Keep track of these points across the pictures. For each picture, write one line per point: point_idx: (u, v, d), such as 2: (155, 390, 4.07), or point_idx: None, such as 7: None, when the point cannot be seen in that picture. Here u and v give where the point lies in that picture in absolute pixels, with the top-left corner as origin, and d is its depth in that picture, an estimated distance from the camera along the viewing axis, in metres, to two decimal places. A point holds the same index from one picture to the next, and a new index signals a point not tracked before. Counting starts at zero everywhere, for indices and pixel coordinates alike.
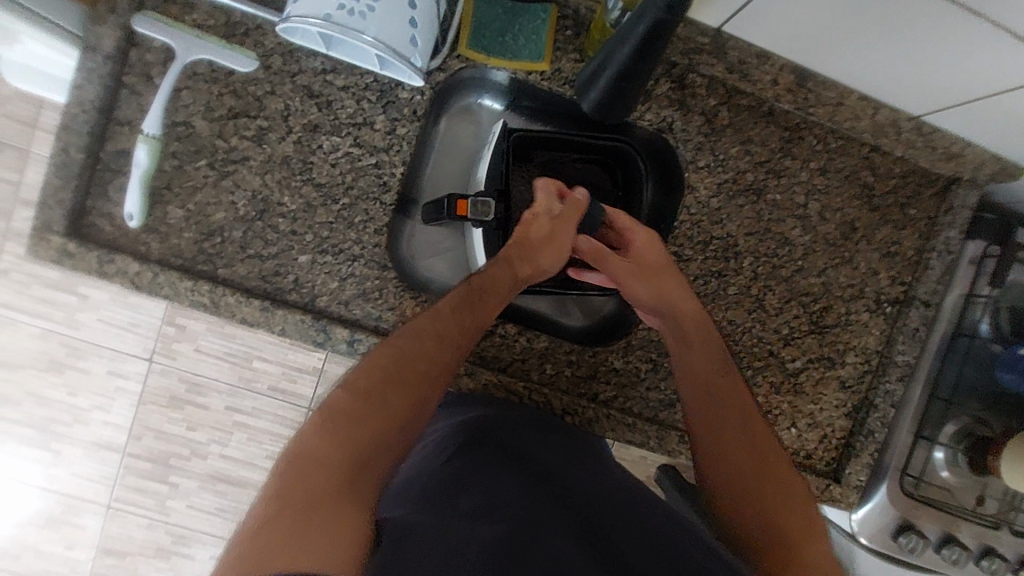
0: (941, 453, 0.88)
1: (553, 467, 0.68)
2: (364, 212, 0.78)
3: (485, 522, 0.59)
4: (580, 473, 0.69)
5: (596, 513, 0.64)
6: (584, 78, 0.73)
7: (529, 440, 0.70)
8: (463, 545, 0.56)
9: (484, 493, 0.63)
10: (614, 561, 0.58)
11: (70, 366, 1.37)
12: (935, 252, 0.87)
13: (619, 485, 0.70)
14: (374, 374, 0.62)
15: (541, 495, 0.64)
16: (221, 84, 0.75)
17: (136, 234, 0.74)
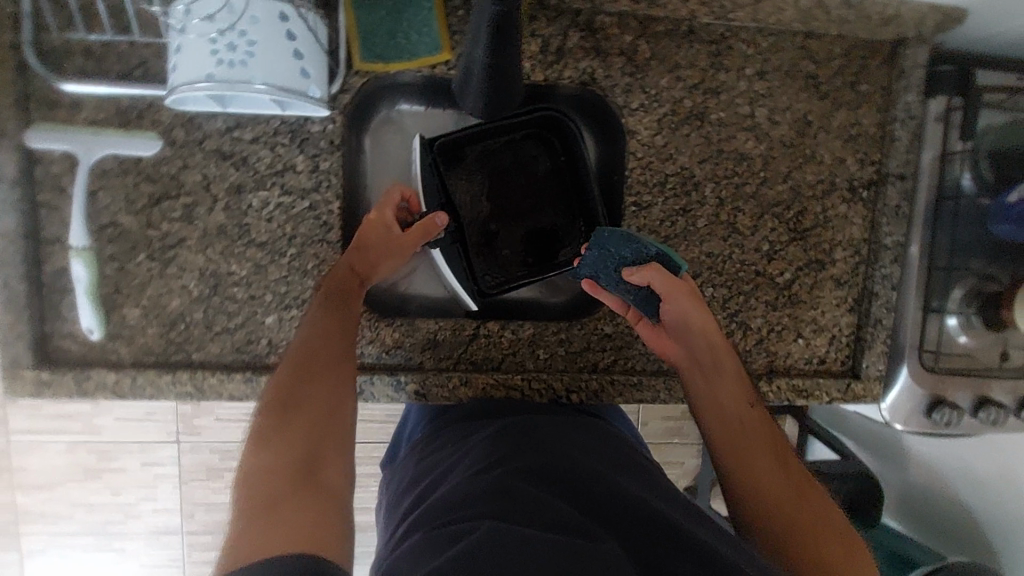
0: (954, 320, 0.85)
1: (597, 467, 0.60)
2: (314, 256, 0.76)
3: (533, 513, 0.51)
4: (626, 475, 0.60)
5: (644, 504, 0.55)
6: (460, 75, 0.67)
7: (566, 446, 0.63)
8: (511, 533, 0.48)
9: (526, 487, 0.55)
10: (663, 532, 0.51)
11: (106, 469, 1.40)
12: (897, 123, 0.82)
13: (665, 489, 0.61)
14: (304, 361, 0.62)
15: (585, 490, 0.56)
16: (133, 173, 0.73)
17: (102, 345, 0.74)
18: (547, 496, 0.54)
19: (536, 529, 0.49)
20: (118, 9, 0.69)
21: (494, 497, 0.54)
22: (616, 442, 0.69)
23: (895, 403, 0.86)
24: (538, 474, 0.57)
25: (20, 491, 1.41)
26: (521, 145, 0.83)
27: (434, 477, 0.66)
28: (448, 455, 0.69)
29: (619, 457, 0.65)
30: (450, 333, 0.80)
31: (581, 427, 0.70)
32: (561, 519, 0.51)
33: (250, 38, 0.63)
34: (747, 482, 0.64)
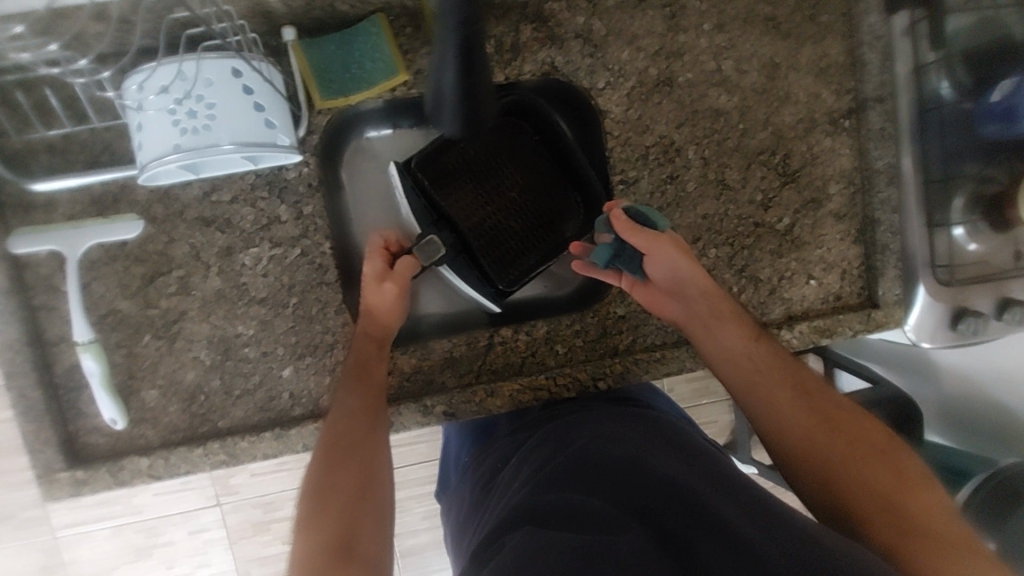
0: (960, 230, 0.84)
1: (627, 456, 0.58)
2: (317, 300, 0.76)
3: (568, 516, 0.50)
4: (661, 459, 0.57)
5: (678, 492, 0.52)
6: (427, 105, 0.59)
7: (597, 442, 0.61)
8: (552, 539, 0.47)
9: (561, 493, 0.54)
10: (702, 515, 0.49)
11: (156, 545, 1.42)
12: (864, 47, 0.81)
13: (707, 468, 0.58)
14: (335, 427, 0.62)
15: (615, 485, 0.54)
16: (122, 257, 0.72)
17: (128, 432, 0.74)
18: (585, 497, 0.52)
19: (568, 532, 0.48)
20: (73, 99, 0.69)
21: (536, 506, 0.53)
22: (658, 428, 0.66)
23: (917, 323, 0.85)
24: (572, 477, 0.56)
25: None
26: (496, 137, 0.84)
27: (489, 500, 0.65)
28: (500, 480, 0.67)
29: (664, 443, 0.62)
30: (466, 348, 0.79)
31: (619, 419, 0.68)
32: (594, 518, 0.49)
33: (209, 101, 0.62)
34: (782, 436, 0.64)
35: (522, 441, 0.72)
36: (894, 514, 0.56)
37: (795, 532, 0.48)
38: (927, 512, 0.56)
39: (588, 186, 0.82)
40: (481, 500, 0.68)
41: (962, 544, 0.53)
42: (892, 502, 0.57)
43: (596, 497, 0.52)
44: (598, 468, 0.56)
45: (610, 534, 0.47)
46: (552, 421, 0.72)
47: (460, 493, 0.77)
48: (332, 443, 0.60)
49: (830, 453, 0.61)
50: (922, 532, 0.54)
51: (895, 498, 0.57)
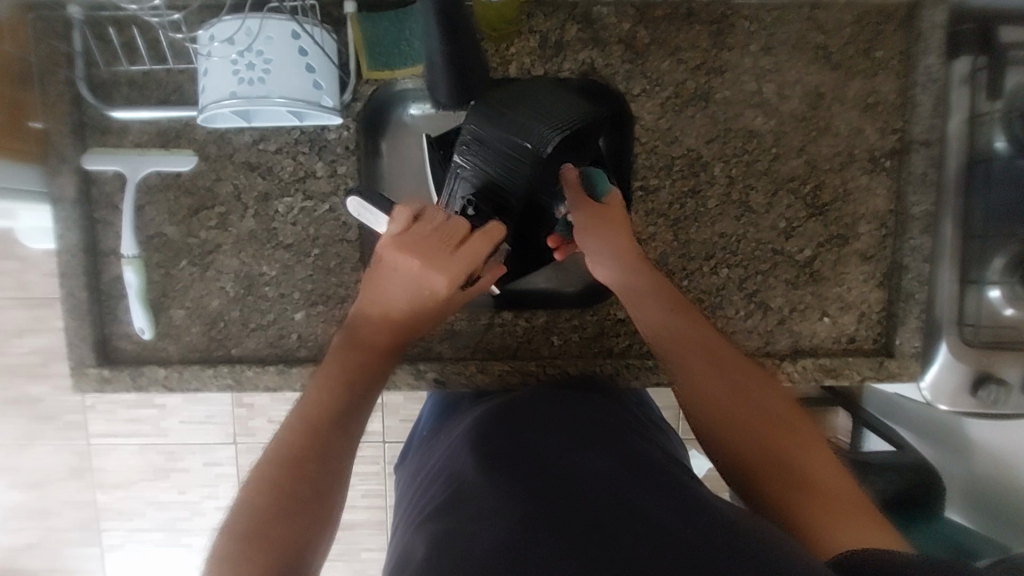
0: (996, 292, 0.81)
1: (554, 447, 0.61)
2: (337, 254, 0.81)
3: (490, 510, 0.53)
4: (587, 449, 0.61)
5: (602, 482, 0.56)
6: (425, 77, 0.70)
7: (529, 428, 0.65)
8: (467, 539, 0.51)
9: (487, 482, 0.57)
10: (628, 504, 0.53)
11: (172, 469, 1.54)
12: (917, 88, 0.78)
13: (636, 459, 0.61)
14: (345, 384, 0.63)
15: (540, 473, 0.57)
16: (174, 187, 0.80)
17: (153, 345, 0.81)
18: (510, 485, 0.56)
19: (486, 526, 0.51)
20: (155, 42, 0.77)
21: (459, 501, 0.56)
22: (596, 414, 0.70)
23: (935, 379, 0.82)
24: (501, 463, 0.59)
25: (101, 490, 1.57)
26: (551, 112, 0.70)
27: (434, 465, 0.69)
28: (437, 448, 0.73)
29: (602, 431, 0.66)
30: (466, 323, 0.83)
31: (554, 400, 0.71)
32: (512, 509, 0.53)
33: (267, 56, 0.69)
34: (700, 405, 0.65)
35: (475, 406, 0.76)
36: (794, 478, 0.58)
37: (715, 521, 0.52)
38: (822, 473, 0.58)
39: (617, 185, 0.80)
40: (423, 465, 0.74)
41: (849, 507, 0.55)
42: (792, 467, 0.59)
43: (516, 483, 0.56)
44: (527, 455, 0.60)
45: (528, 528, 0.50)
46: (500, 395, 0.76)
47: (410, 461, 0.81)
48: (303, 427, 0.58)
49: (742, 424, 0.62)
50: (813, 493, 0.57)
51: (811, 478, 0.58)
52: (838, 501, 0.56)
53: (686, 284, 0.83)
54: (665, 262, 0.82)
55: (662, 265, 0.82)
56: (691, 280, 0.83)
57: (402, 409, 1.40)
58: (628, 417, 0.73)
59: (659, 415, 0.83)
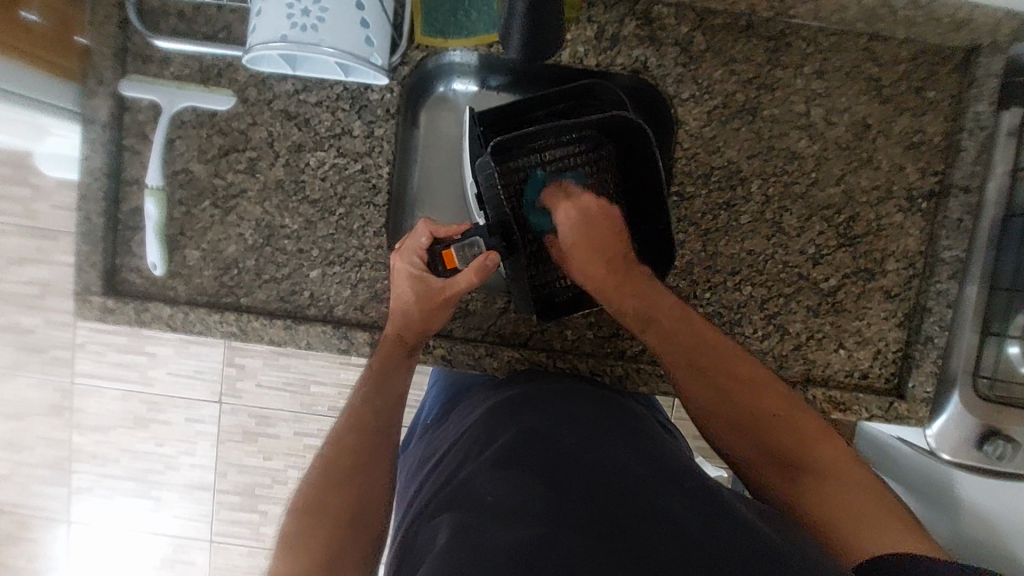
0: (1016, 348, 0.79)
1: (572, 445, 0.60)
2: (361, 217, 0.80)
3: (503, 508, 0.53)
4: (606, 445, 0.60)
5: (622, 478, 0.55)
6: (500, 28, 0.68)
7: (544, 423, 0.63)
8: (481, 532, 0.50)
9: (503, 474, 0.57)
10: (650, 502, 0.53)
11: (154, 420, 1.52)
12: (965, 133, 0.78)
13: (656, 458, 0.60)
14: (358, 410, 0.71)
15: (557, 470, 0.56)
16: (208, 126, 0.79)
17: (162, 282, 0.80)
18: (525, 480, 0.55)
19: (502, 524, 0.51)
20: None
21: (471, 490, 0.57)
22: (615, 412, 0.69)
23: (941, 428, 0.81)
24: (517, 459, 0.58)
25: (77, 431, 1.54)
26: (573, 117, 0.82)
27: (449, 450, 0.69)
28: (452, 434, 0.73)
29: (620, 428, 0.65)
30: (481, 304, 0.82)
31: (571, 394, 0.70)
32: (528, 508, 0.52)
33: (323, 5, 0.68)
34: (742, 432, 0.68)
35: (493, 392, 0.76)
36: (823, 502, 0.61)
37: (739, 528, 0.51)
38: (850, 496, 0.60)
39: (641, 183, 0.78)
40: (435, 448, 0.74)
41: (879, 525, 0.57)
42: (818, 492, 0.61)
43: (533, 481, 0.55)
44: (545, 452, 0.59)
45: (543, 526, 0.50)
46: (512, 384, 0.75)
47: (420, 444, 0.80)
48: (339, 446, 0.68)
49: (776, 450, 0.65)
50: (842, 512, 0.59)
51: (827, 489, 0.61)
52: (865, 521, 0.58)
53: (707, 296, 0.82)
54: (690, 271, 0.81)
55: (688, 274, 0.81)
56: (714, 293, 0.82)
57: None
58: (644, 419, 0.72)
59: (666, 420, 0.82)
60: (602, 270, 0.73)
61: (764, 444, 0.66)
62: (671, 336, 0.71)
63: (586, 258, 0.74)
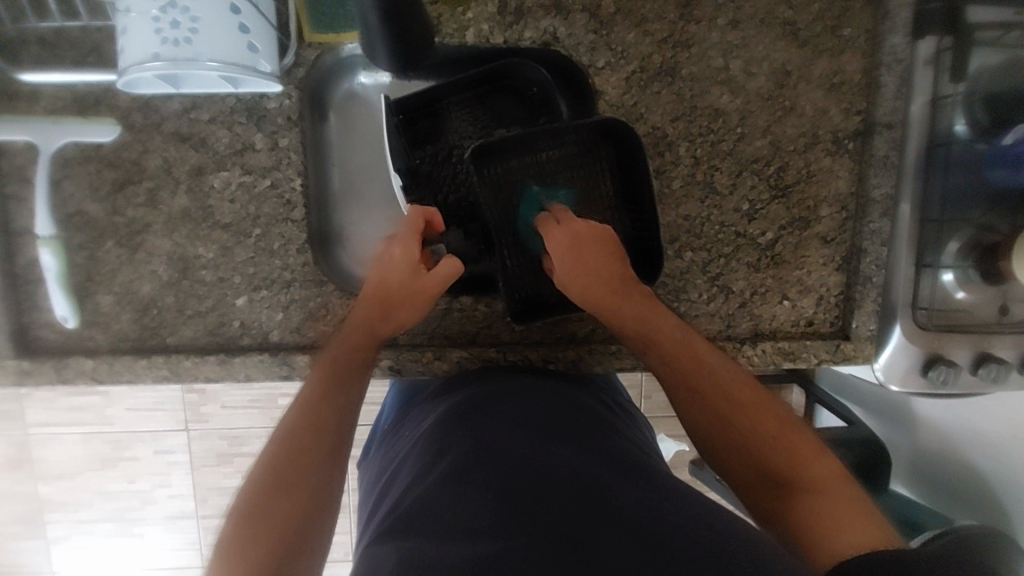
0: (949, 276, 0.81)
1: (525, 452, 0.59)
2: (280, 235, 0.75)
3: (460, 528, 0.52)
4: (559, 447, 0.60)
5: (575, 479, 0.55)
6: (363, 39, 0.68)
7: (495, 432, 0.62)
8: (438, 553, 0.49)
9: (457, 490, 0.56)
10: (605, 501, 0.53)
11: (120, 458, 1.47)
12: (882, 68, 0.77)
13: (613, 456, 0.61)
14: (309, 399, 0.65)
15: (511, 478, 0.56)
16: (95, 160, 0.73)
17: (78, 334, 0.75)
18: (480, 495, 0.54)
19: (456, 544, 0.50)
20: None
21: (425, 509, 0.55)
22: (566, 411, 0.68)
23: (887, 362, 0.81)
24: (470, 473, 0.57)
25: (42, 482, 1.48)
26: (502, 106, 0.80)
27: (401, 467, 0.67)
28: (405, 446, 0.71)
29: (574, 428, 0.65)
30: None
31: (524, 395, 0.69)
32: (484, 524, 0.51)
33: (194, 14, 0.62)
34: (724, 436, 0.65)
35: (442, 397, 0.74)
36: (808, 498, 0.59)
37: (691, 518, 0.52)
38: (826, 484, 0.60)
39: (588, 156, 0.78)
40: (390, 463, 0.72)
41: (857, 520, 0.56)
42: (802, 489, 0.60)
43: (487, 495, 0.54)
44: (497, 462, 0.58)
45: (500, 540, 0.49)
46: (461, 390, 0.73)
47: (377, 456, 0.79)
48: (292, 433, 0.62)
49: (759, 449, 0.63)
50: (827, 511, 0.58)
51: (808, 481, 0.60)
52: (845, 516, 0.57)
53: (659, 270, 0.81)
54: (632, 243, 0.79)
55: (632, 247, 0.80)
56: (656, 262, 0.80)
57: (363, 392, 1.36)
58: (598, 411, 0.72)
59: (625, 399, 0.85)
60: (588, 279, 0.70)
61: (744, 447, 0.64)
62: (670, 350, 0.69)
63: (570, 261, 0.70)
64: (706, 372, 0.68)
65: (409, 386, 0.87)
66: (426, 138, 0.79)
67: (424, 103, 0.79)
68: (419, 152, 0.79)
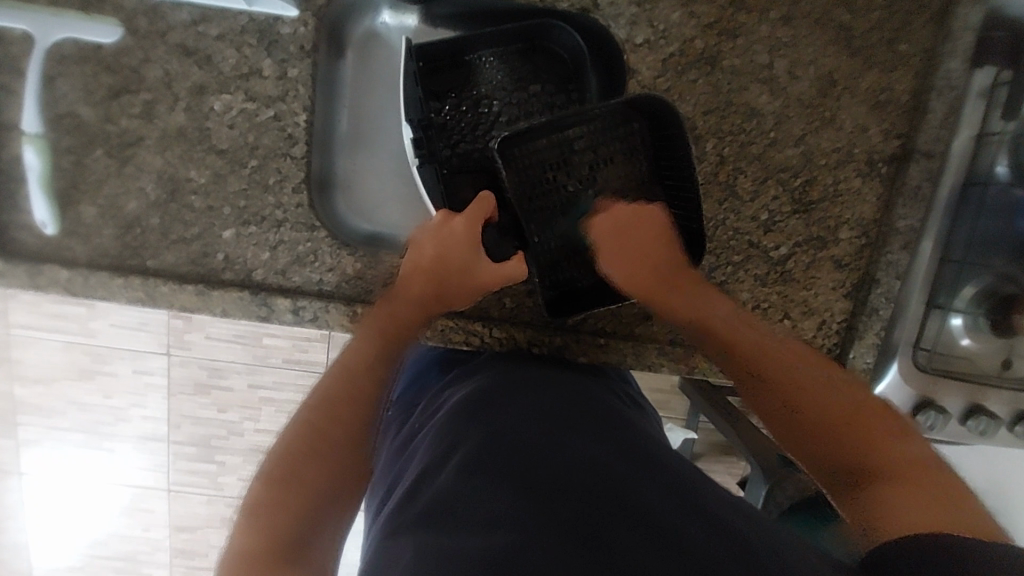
0: (959, 320, 0.79)
1: (540, 445, 0.58)
2: (277, 171, 0.72)
3: (479, 518, 0.50)
4: (574, 440, 0.59)
5: (591, 475, 0.54)
6: None
7: (515, 425, 0.61)
8: (456, 545, 0.48)
9: (472, 480, 0.54)
10: (620, 497, 0.51)
11: (98, 372, 1.46)
12: (934, 92, 0.72)
13: (630, 449, 0.60)
14: (348, 375, 0.64)
15: (526, 471, 0.54)
16: (93, 62, 0.69)
17: (56, 243, 0.72)
18: (497, 486, 0.53)
19: (475, 535, 0.49)
20: None
21: (443, 499, 0.54)
22: (582, 406, 0.66)
23: (879, 398, 0.78)
24: (486, 463, 0.56)
25: (19, 383, 1.48)
26: (532, 70, 0.77)
27: (416, 448, 0.66)
28: (423, 425, 0.70)
29: (587, 421, 0.63)
30: None
31: (540, 389, 0.68)
32: (502, 516, 0.50)
33: None
34: (797, 411, 0.60)
35: (460, 382, 0.73)
36: (887, 465, 0.53)
37: (706, 512, 0.51)
38: (894, 448, 0.54)
39: (626, 133, 0.75)
40: (405, 440, 0.71)
41: (937, 490, 0.50)
42: (867, 454, 0.55)
43: (504, 488, 0.53)
44: (513, 454, 0.57)
45: (515, 532, 0.48)
46: (476, 377, 0.72)
47: (387, 433, 0.79)
48: (323, 405, 0.61)
49: (820, 420, 0.58)
50: (909, 482, 0.51)
51: (875, 453, 0.54)
52: (919, 486, 0.50)
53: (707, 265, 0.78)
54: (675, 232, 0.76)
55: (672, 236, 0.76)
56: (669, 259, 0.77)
57: None
58: (616, 406, 0.70)
59: (637, 391, 0.83)
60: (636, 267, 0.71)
61: (809, 427, 0.59)
62: (715, 326, 0.69)
63: (621, 252, 0.72)
64: (751, 349, 0.66)
65: (424, 355, 0.85)
66: (448, 91, 0.76)
67: (447, 61, 0.76)
68: (438, 103, 0.76)
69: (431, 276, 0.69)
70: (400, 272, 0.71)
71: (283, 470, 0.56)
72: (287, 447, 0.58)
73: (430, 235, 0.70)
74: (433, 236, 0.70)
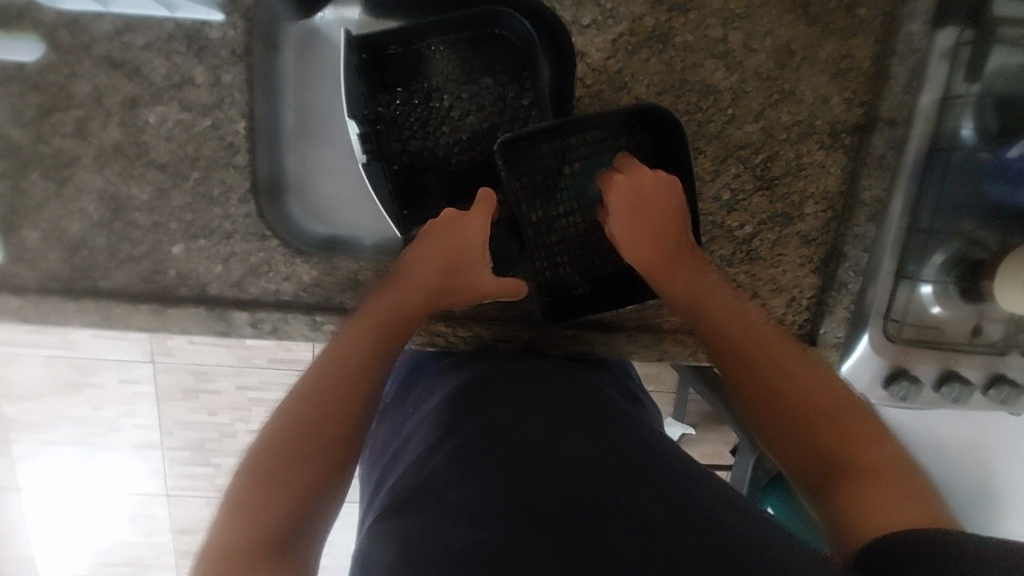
0: (928, 289, 0.76)
1: (536, 438, 0.55)
2: (221, 181, 0.70)
3: (461, 508, 0.48)
4: (573, 436, 0.55)
5: (584, 469, 0.51)
6: None
7: (512, 417, 0.58)
8: (440, 537, 0.46)
9: (461, 471, 0.52)
10: (613, 496, 0.48)
11: (85, 384, 1.46)
12: (895, 57, 0.70)
13: (622, 442, 0.55)
14: (335, 366, 0.60)
15: (517, 461, 0.52)
16: (17, 81, 0.66)
17: (3, 270, 0.70)
18: (485, 474, 0.51)
19: (457, 525, 0.47)
20: None
21: (429, 487, 0.52)
22: (580, 399, 0.63)
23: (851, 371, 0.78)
24: (477, 455, 0.53)
25: (7, 400, 1.48)
26: (488, 60, 0.73)
27: (407, 443, 0.64)
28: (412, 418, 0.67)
29: (583, 413, 0.60)
30: (373, 273, 0.75)
31: (537, 383, 0.65)
32: (485, 506, 0.48)
33: None
34: (776, 396, 0.57)
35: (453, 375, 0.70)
36: (844, 460, 0.52)
37: (704, 511, 0.47)
38: (865, 446, 0.52)
39: (628, 136, 0.73)
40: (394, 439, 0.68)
41: (895, 480, 0.49)
42: (836, 469, 0.52)
43: (492, 478, 0.50)
44: (508, 444, 0.54)
45: (495, 523, 0.46)
46: (473, 372, 0.69)
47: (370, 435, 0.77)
48: (310, 394, 0.58)
49: (797, 417, 0.56)
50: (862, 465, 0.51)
51: (841, 447, 0.53)
52: (886, 481, 0.49)
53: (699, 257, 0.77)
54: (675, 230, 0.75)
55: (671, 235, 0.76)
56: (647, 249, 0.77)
57: None
58: (613, 398, 0.67)
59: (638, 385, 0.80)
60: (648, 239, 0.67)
61: (798, 441, 0.55)
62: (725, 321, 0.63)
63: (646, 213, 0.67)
64: (745, 328, 0.63)
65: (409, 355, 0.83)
66: (397, 83, 0.73)
67: (391, 53, 0.72)
68: (387, 96, 0.72)
69: (436, 270, 0.67)
70: (402, 263, 0.68)
71: (265, 460, 0.54)
72: (270, 442, 0.55)
73: (438, 233, 0.68)
74: (438, 229, 0.68)
